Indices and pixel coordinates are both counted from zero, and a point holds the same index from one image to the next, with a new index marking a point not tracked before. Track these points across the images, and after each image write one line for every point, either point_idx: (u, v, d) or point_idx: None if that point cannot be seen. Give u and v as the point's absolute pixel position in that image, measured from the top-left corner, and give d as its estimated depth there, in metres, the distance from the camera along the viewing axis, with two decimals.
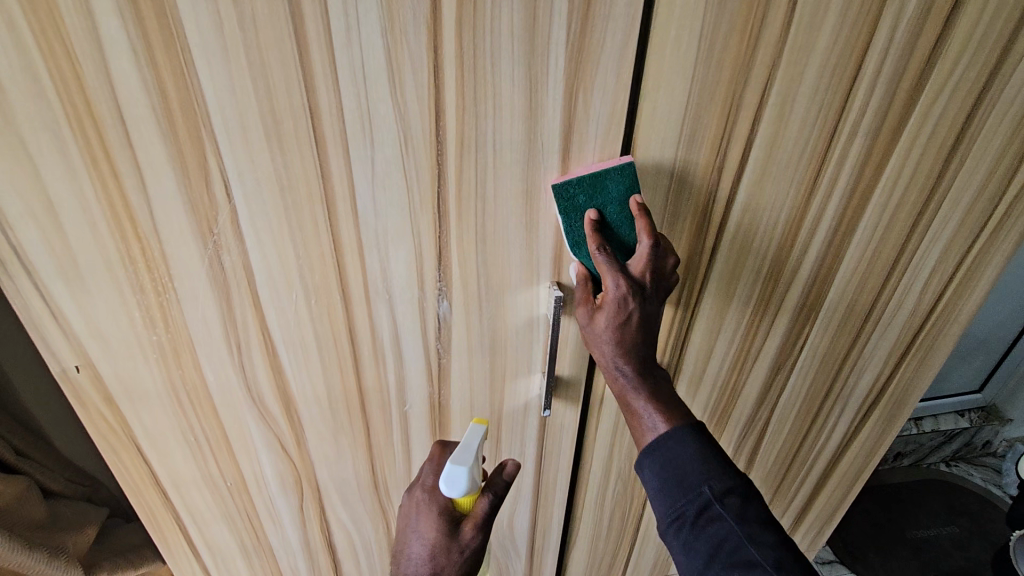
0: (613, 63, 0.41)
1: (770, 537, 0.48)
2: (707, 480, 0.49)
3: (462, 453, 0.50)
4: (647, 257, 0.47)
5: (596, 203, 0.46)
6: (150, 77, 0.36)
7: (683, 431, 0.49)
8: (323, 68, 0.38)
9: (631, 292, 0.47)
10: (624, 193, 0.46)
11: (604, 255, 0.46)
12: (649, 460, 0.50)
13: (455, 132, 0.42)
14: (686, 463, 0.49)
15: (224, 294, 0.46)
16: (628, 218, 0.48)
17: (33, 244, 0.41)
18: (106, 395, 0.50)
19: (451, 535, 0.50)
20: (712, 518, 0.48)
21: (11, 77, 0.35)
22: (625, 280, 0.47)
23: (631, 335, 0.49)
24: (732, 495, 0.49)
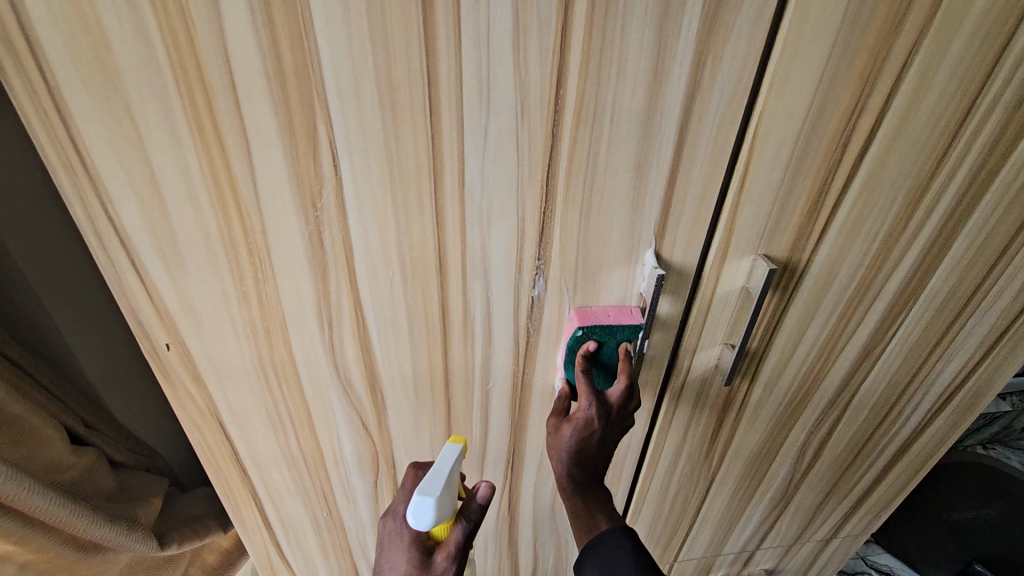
0: (749, 28, 0.38)
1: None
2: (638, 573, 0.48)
3: (431, 482, 0.47)
4: (623, 395, 0.50)
5: (600, 338, 0.51)
6: (265, 39, 0.33)
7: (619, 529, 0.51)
8: (447, 28, 0.35)
9: (598, 417, 0.50)
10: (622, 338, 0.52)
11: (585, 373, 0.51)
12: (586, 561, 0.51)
13: (574, 100, 0.39)
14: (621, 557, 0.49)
15: (321, 270, 0.44)
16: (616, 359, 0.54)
17: (130, 216, 0.39)
18: (195, 372, 0.49)
19: (422, 566, 0.48)
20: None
21: (118, 33, 0.32)
22: (596, 404, 0.50)
23: (588, 452, 0.51)
24: None
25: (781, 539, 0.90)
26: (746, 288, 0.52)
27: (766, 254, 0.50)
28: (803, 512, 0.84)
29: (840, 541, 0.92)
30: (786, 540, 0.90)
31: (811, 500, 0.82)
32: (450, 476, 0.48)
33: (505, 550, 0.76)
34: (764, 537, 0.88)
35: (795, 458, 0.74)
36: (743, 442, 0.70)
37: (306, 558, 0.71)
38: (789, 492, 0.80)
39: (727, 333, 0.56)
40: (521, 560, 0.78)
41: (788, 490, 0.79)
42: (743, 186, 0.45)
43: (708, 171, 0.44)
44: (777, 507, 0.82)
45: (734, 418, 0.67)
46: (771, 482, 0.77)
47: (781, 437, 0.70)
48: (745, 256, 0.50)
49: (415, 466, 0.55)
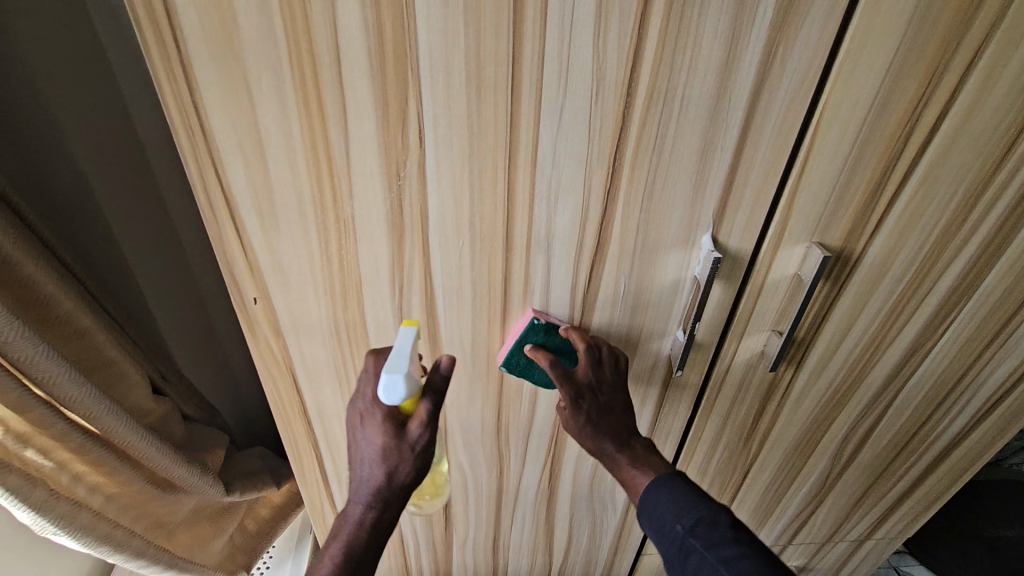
0: (822, 19, 0.39)
1: (735, 554, 0.48)
2: (676, 517, 0.52)
3: (396, 359, 0.46)
4: (586, 360, 0.53)
5: (524, 341, 0.54)
6: (371, 20, 0.37)
7: (659, 487, 0.54)
8: (534, 13, 0.37)
9: (576, 398, 0.54)
10: (543, 326, 0.53)
11: (546, 367, 0.53)
12: (643, 521, 0.54)
13: (647, 83, 0.41)
14: (666, 516, 0.53)
15: (398, 236, 0.48)
16: (556, 337, 0.55)
17: (236, 177, 0.43)
18: (276, 327, 0.53)
19: (398, 437, 0.49)
20: (689, 551, 0.51)
21: (245, 10, 0.36)
22: (570, 392, 0.53)
23: (587, 418, 0.55)
24: (702, 523, 0.51)
25: (813, 536, 0.90)
26: (798, 275, 0.54)
27: (820, 243, 0.52)
28: (839, 510, 0.85)
29: (875, 543, 0.92)
30: (819, 537, 0.90)
31: (848, 498, 0.82)
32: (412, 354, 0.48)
33: (542, 524, 0.79)
34: (797, 532, 0.89)
35: (834, 453, 0.75)
36: (783, 432, 0.71)
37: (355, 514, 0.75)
38: (826, 488, 0.80)
39: (775, 320, 0.58)
40: (556, 535, 0.81)
41: (824, 485, 0.80)
42: (803, 173, 0.47)
43: (771, 158, 0.46)
44: (812, 502, 0.83)
45: (776, 407, 0.68)
46: (808, 476, 0.78)
47: (822, 430, 0.71)
48: (800, 243, 0.52)
49: (372, 352, 0.52)
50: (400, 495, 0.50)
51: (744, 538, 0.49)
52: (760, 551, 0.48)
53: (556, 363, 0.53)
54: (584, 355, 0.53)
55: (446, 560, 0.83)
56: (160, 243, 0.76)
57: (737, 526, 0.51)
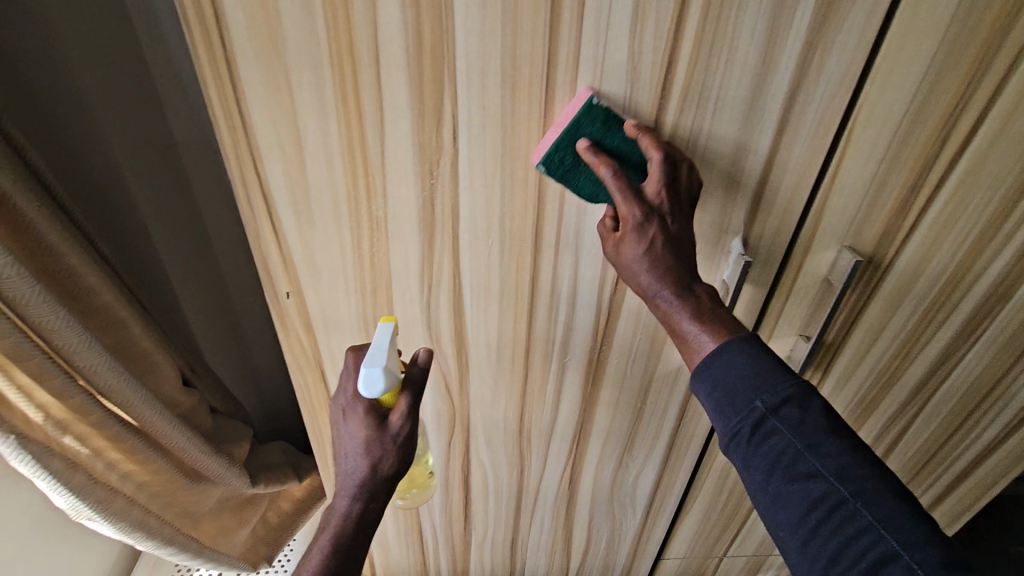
0: (860, 21, 0.39)
1: (836, 451, 0.43)
2: (759, 393, 0.43)
3: (375, 354, 0.47)
4: (662, 176, 0.42)
5: (577, 134, 0.42)
6: (411, 21, 0.38)
7: (734, 345, 0.45)
8: (571, 15, 0.38)
9: (649, 222, 0.43)
10: (603, 129, 0.42)
11: (608, 173, 0.42)
12: (699, 382, 0.46)
13: (681, 85, 0.41)
14: (741, 386, 0.44)
15: (429, 233, 0.48)
16: (619, 135, 0.43)
17: (274, 174, 0.45)
18: (306, 321, 0.54)
19: (380, 429, 0.50)
20: (768, 433, 0.43)
21: (290, 12, 0.37)
22: (641, 206, 0.43)
23: (663, 255, 0.44)
24: (789, 404, 0.43)
25: None
26: (828, 280, 0.53)
27: (852, 247, 0.51)
28: None
29: None
30: None
31: None
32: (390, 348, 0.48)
33: (560, 525, 0.79)
34: None
35: None
36: None
37: None
38: None
39: (803, 325, 0.57)
40: (574, 537, 0.81)
41: None
42: (835, 177, 0.47)
43: (803, 161, 0.46)
44: None
45: None
46: None
47: None
48: (830, 248, 0.51)
49: (351, 349, 0.52)
50: (386, 485, 0.52)
51: (844, 433, 0.44)
52: (855, 443, 0.43)
53: (621, 173, 0.42)
54: (661, 162, 0.41)
55: (464, 558, 0.84)
56: (190, 239, 0.78)
57: (831, 418, 0.44)
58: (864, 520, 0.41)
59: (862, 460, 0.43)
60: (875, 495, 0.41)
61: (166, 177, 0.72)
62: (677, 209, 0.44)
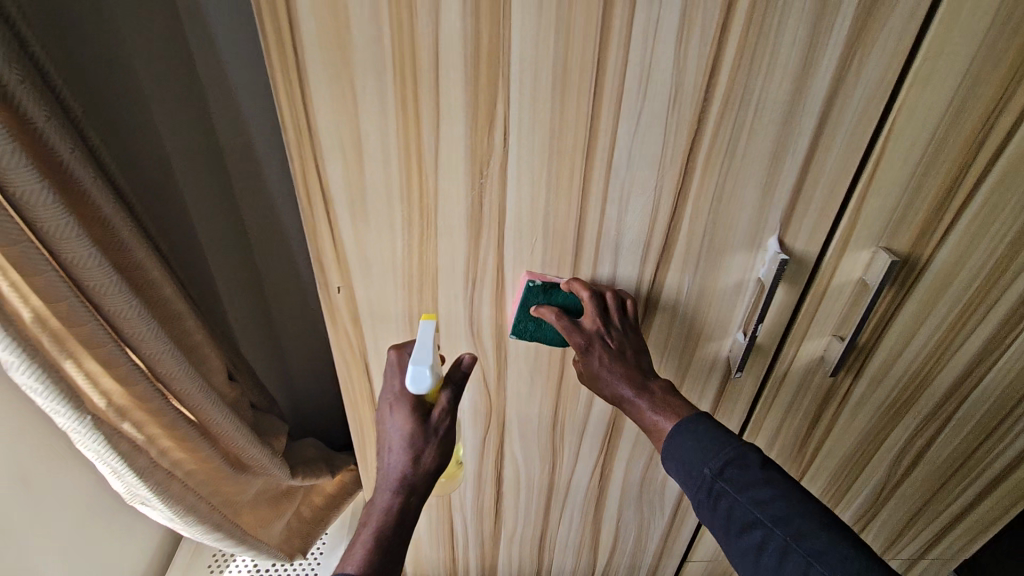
0: (898, 28, 0.41)
1: (769, 497, 0.47)
2: (704, 461, 0.49)
3: (422, 350, 0.49)
4: (592, 308, 0.51)
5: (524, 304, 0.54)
6: (470, 29, 0.40)
7: (682, 430, 0.50)
8: (621, 23, 0.40)
9: (591, 344, 0.51)
10: (539, 290, 0.53)
11: (551, 320, 0.52)
12: (669, 465, 0.51)
13: (724, 88, 0.43)
14: (690, 460, 0.49)
15: (476, 231, 0.50)
16: (558, 292, 0.53)
17: (334, 173, 0.47)
18: (354, 315, 0.57)
19: (423, 422, 0.51)
20: (719, 495, 0.48)
21: (359, 22, 0.40)
22: (579, 336, 0.51)
23: (613, 363, 0.52)
24: (732, 465, 0.49)
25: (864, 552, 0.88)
26: (863, 280, 0.54)
27: (888, 248, 0.52)
28: (892, 526, 0.83)
29: (928, 562, 0.90)
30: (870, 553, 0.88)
31: (903, 514, 0.81)
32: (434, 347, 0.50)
33: (589, 523, 0.80)
34: None
35: (890, 466, 0.74)
36: (838, 441, 0.71)
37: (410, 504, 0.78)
38: (879, 501, 0.79)
39: (837, 325, 0.59)
40: (602, 535, 0.82)
41: (878, 498, 0.79)
42: (872, 178, 0.48)
43: (841, 162, 0.47)
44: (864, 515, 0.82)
45: (832, 414, 0.68)
46: (862, 488, 0.77)
47: (878, 440, 0.70)
48: (865, 249, 0.52)
49: (395, 348, 0.54)
50: (426, 482, 0.51)
51: (775, 475, 0.48)
52: (792, 489, 0.47)
53: (563, 315, 0.52)
54: (588, 299, 0.51)
55: (493, 555, 0.85)
56: (234, 245, 0.79)
57: (766, 463, 0.49)
58: (798, 555, 0.45)
59: (789, 497, 0.47)
60: (808, 532, 0.45)
61: (218, 186, 0.74)
62: (617, 328, 0.52)
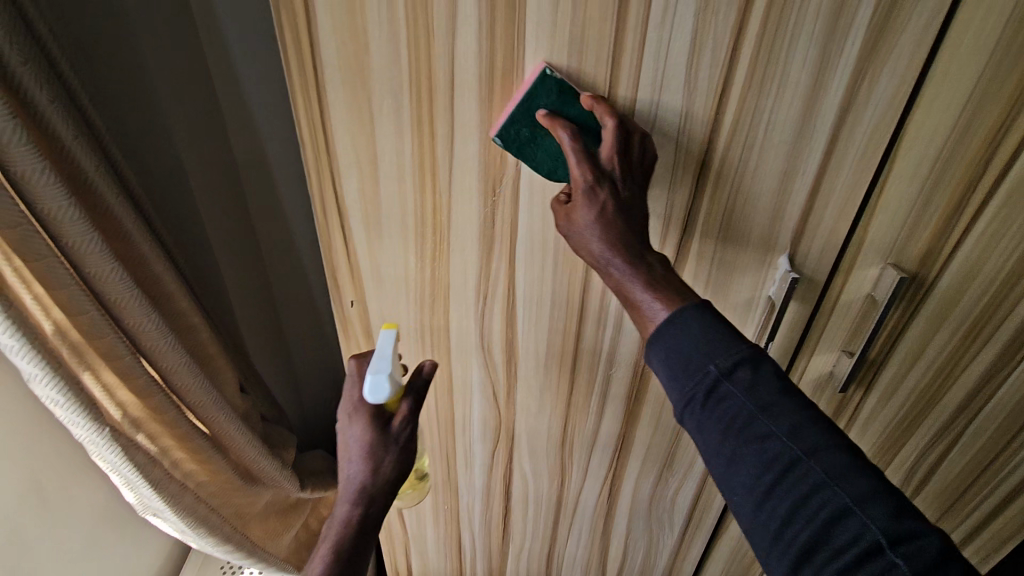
0: (907, 50, 0.41)
1: (788, 412, 0.40)
2: (711, 356, 0.41)
3: (381, 361, 0.49)
4: (613, 140, 0.42)
5: (534, 104, 0.43)
6: (485, 52, 0.41)
7: (688, 312, 0.42)
8: (633, 46, 0.41)
9: (600, 184, 0.43)
10: (563, 89, 0.43)
11: (565, 136, 0.42)
12: (653, 351, 0.43)
13: (734, 108, 0.44)
14: (688, 350, 0.41)
15: (487, 246, 0.51)
16: (577, 106, 0.43)
17: (350, 189, 0.48)
18: (367, 328, 0.57)
19: (381, 432, 0.51)
20: (721, 396, 0.40)
21: (378, 45, 0.41)
22: (592, 168, 0.43)
23: (615, 218, 0.43)
24: (743, 367, 0.41)
25: None
26: (872, 297, 0.54)
27: (896, 264, 0.52)
28: None
29: None
30: None
31: None
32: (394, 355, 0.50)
33: (598, 539, 0.80)
34: None
35: (900, 482, 0.73)
36: None
37: (418, 518, 0.78)
38: None
39: (846, 341, 0.59)
40: (610, 551, 0.81)
41: None
42: (880, 197, 0.48)
43: (851, 180, 0.47)
44: None
45: (840, 430, 0.68)
46: None
47: (887, 457, 0.70)
48: (872, 266, 0.53)
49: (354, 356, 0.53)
50: (386, 489, 0.52)
51: (797, 396, 0.41)
52: (814, 406, 0.41)
53: (579, 138, 0.43)
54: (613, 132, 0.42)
55: (500, 569, 0.85)
56: (248, 258, 0.80)
57: (784, 379, 0.41)
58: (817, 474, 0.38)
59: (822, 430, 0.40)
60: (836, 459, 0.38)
61: (230, 200, 0.75)
62: (631, 180, 0.44)
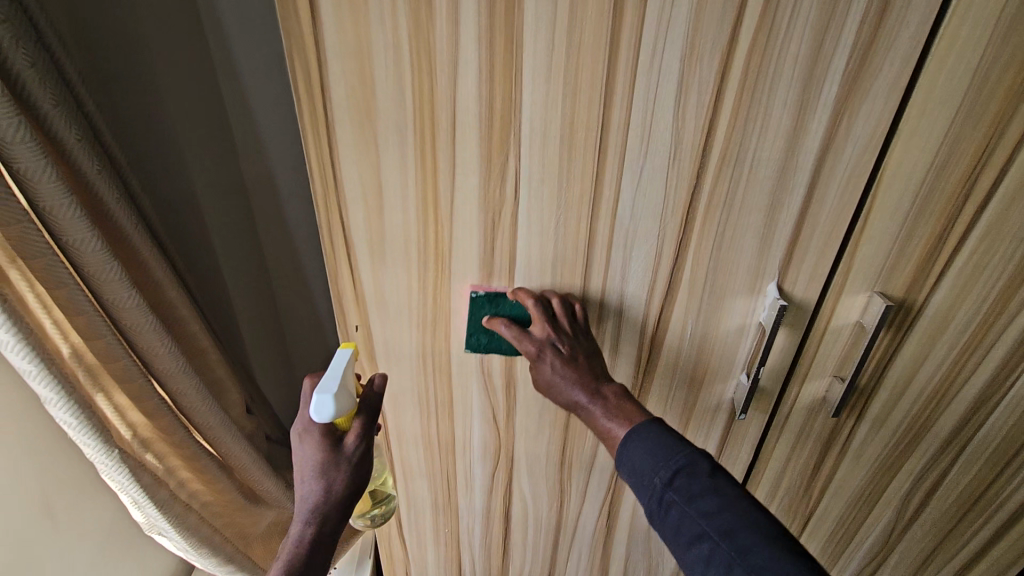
0: (883, 91, 0.44)
1: (715, 509, 0.45)
2: (654, 470, 0.47)
3: (329, 380, 0.50)
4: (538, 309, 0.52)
5: (480, 322, 0.55)
6: (485, 93, 0.44)
7: (637, 433, 0.49)
8: (624, 87, 0.44)
9: (539, 346, 0.52)
10: (491, 295, 0.54)
11: (503, 329, 0.54)
12: (620, 472, 0.50)
13: (721, 145, 0.46)
14: (641, 467, 0.48)
15: (487, 274, 0.53)
16: (512, 300, 0.55)
17: (356, 220, 0.51)
18: (370, 353, 0.60)
19: (334, 451, 0.51)
20: (669, 505, 0.47)
21: (384, 86, 0.44)
22: (530, 341, 0.52)
23: (561, 364, 0.52)
24: (682, 474, 0.47)
25: None
26: (860, 323, 0.56)
27: (883, 292, 0.54)
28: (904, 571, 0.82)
29: None
30: None
31: (913, 558, 0.80)
32: (344, 373, 0.51)
33: (597, 562, 0.80)
34: None
35: (898, 508, 0.73)
36: (844, 482, 0.71)
37: (419, 540, 0.79)
38: (890, 544, 0.78)
39: (837, 366, 0.60)
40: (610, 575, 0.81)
41: (888, 541, 0.78)
42: (865, 228, 0.50)
43: (836, 212, 0.50)
44: (875, 558, 0.81)
45: (836, 455, 0.69)
46: (870, 530, 0.77)
47: (884, 482, 0.71)
48: (860, 292, 0.54)
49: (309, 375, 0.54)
50: (340, 507, 0.51)
51: (726, 492, 0.46)
52: (737, 498, 0.45)
53: (513, 325, 0.54)
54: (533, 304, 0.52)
55: None
56: (257, 282, 0.83)
57: (714, 476, 0.47)
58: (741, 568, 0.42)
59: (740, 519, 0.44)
60: (751, 543, 0.43)
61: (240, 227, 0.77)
62: (569, 334, 0.53)
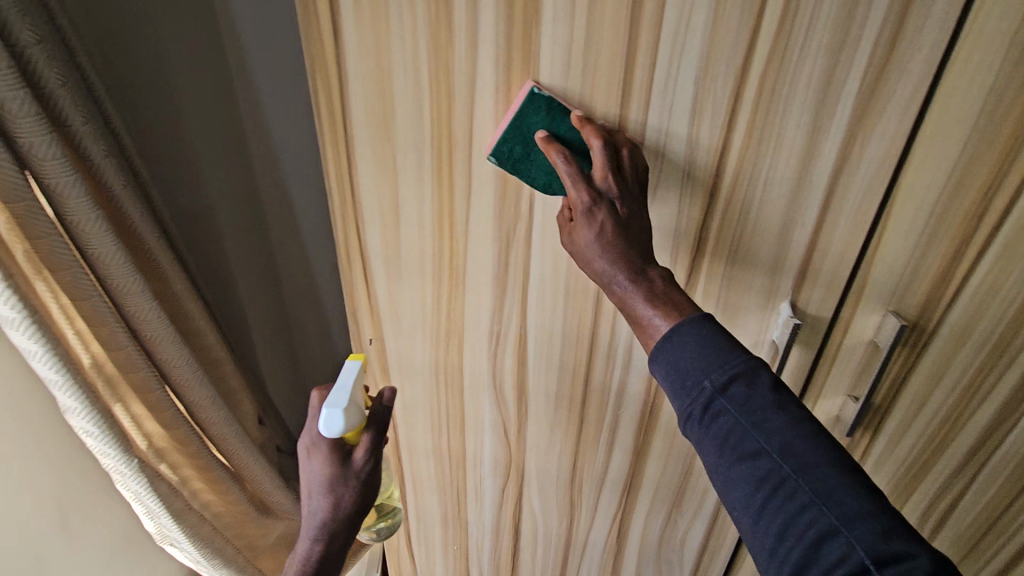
0: (896, 113, 0.44)
1: (780, 425, 0.41)
2: (706, 372, 0.42)
3: (338, 394, 0.49)
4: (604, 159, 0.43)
5: (529, 136, 0.45)
6: (501, 112, 0.45)
7: (689, 324, 0.44)
8: (639, 107, 0.45)
9: (595, 204, 0.44)
10: (546, 119, 0.45)
11: (557, 159, 0.44)
12: (657, 366, 0.45)
13: (734, 164, 0.47)
14: (687, 364, 0.43)
15: (501, 288, 0.54)
16: (571, 130, 0.45)
17: (373, 235, 0.52)
18: (383, 365, 0.60)
19: (343, 467, 0.52)
20: (717, 412, 0.42)
21: (403, 105, 0.45)
22: (586, 191, 0.44)
23: (614, 232, 0.44)
24: (739, 381, 0.42)
25: None
26: (875, 342, 0.56)
27: (897, 311, 0.54)
28: None
29: None
30: None
31: None
32: (354, 388, 0.51)
33: None
34: None
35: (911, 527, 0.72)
36: None
37: (428, 554, 0.79)
38: None
39: (852, 385, 0.60)
40: None
41: None
42: (878, 247, 0.50)
43: (850, 231, 0.50)
44: None
45: None
46: None
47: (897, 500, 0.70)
48: (875, 311, 0.54)
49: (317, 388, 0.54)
50: (347, 522, 0.53)
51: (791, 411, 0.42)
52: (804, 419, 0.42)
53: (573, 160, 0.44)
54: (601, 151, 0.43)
55: None
56: (271, 294, 0.84)
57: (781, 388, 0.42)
58: (802, 493, 0.39)
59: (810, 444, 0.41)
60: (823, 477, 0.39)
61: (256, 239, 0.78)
62: (627, 195, 0.45)
